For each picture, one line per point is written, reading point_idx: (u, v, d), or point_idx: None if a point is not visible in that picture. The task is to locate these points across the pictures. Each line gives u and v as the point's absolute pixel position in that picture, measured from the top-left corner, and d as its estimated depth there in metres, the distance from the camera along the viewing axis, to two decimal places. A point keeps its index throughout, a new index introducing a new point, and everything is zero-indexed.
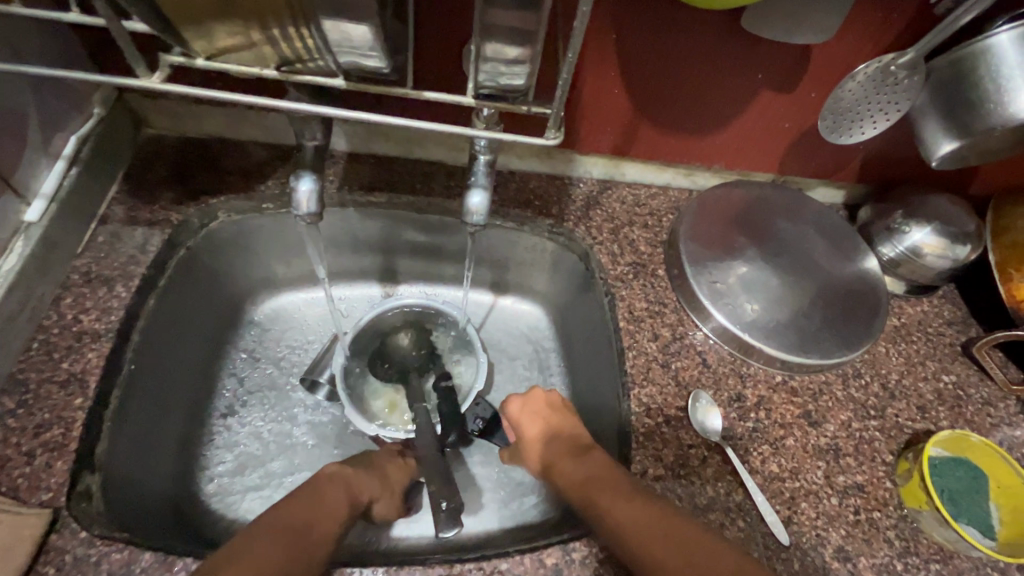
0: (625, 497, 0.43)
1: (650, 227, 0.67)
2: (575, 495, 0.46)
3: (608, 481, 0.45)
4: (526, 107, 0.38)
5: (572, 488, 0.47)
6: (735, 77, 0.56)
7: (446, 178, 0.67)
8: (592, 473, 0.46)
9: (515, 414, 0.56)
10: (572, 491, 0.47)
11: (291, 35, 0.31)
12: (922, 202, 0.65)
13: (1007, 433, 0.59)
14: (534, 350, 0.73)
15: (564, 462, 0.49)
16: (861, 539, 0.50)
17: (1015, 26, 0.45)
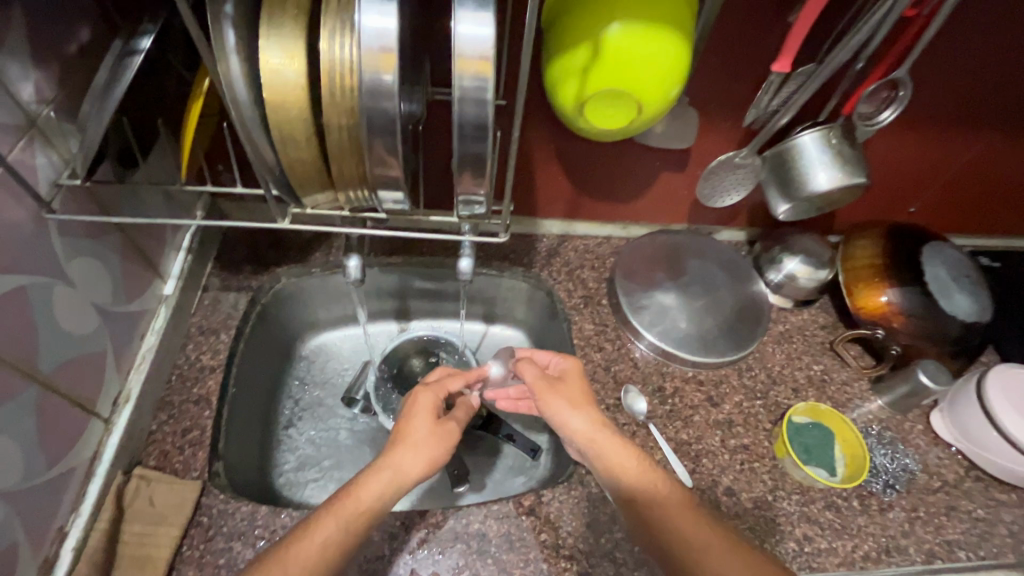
0: (689, 512, 0.57)
1: (596, 267, 0.91)
2: (641, 492, 0.59)
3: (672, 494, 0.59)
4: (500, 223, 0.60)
5: (633, 482, 0.60)
6: (643, 165, 0.81)
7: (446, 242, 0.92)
8: (658, 483, 0.60)
9: (567, 367, 0.69)
10: (638, 487, 0.59)
11: (358, 194, 0.49)
12: (792, 239, 0.89)
13: (858, 404, 0.81)
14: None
15: (630, 461, 0.61)
16: (745, 481, 0.71)
17: (810, 131, 0.69)
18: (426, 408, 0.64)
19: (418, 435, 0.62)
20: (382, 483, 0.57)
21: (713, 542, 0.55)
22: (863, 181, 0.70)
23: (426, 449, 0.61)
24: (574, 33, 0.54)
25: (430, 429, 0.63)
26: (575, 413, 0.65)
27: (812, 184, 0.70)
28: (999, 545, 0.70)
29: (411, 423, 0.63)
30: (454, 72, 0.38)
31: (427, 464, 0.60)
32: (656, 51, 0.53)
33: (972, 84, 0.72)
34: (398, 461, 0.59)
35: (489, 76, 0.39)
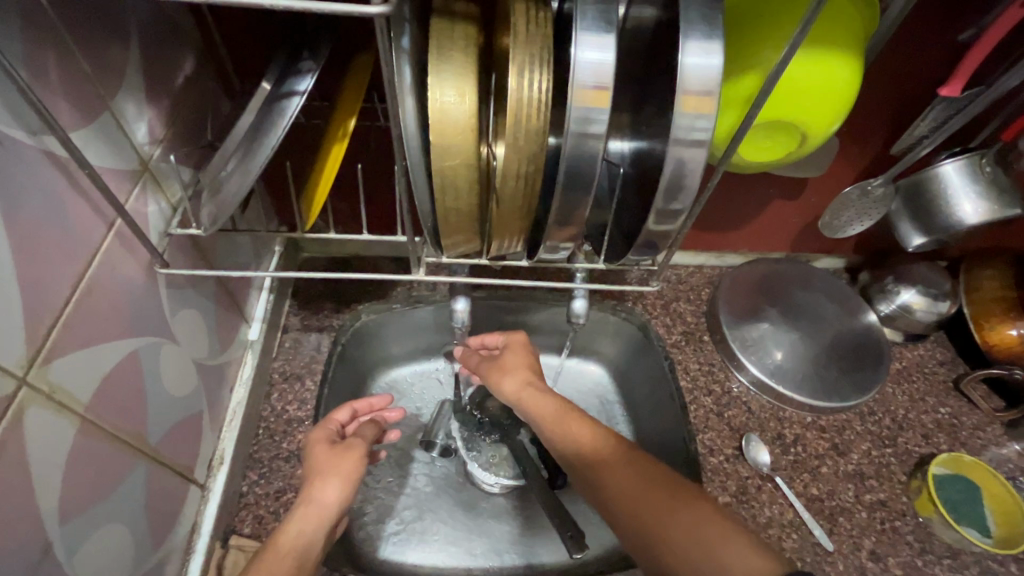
0: (625, 470, 0.49)
1: (693, 300, 0.85)
2: (584, 459, 0.53)
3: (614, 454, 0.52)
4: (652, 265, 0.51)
5: (591, 451, 0.53)
6: (756, 192, 0.75)
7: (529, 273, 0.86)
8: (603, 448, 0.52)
9: (508, 339, 0.68)
10: (579, 455, 0.53)
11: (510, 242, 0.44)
12: (908, 269, 0.83)
13: (995, 451, 0.74)
14: (604, 404, 0.89)
15: (576, 423, 0.56)
16: (889, 543, 0.65)
17: (957, 159, 0.63)
18: (319, 435, 0.55)
19: (323, 462, 0.52)
20: (298, 518, 0.48)
21: (703, 527, 0.42)
22: (1018, 212, 0.64)
23: (341, 472, 0.51)
24: (736, 58, 0.47)
25: (333, 449, 0.53)
26: (508, 382, 0.63)
27: (959, 216, 0.65)
28: None
29: (312, 457, 0.53)
30: (674, 109, 0.34)
31: (345, 484, 0.51)
32: (835, 78, 0.47)
33: None
34: (316, 492, 0.49)
35: (712, 114, 0.33)
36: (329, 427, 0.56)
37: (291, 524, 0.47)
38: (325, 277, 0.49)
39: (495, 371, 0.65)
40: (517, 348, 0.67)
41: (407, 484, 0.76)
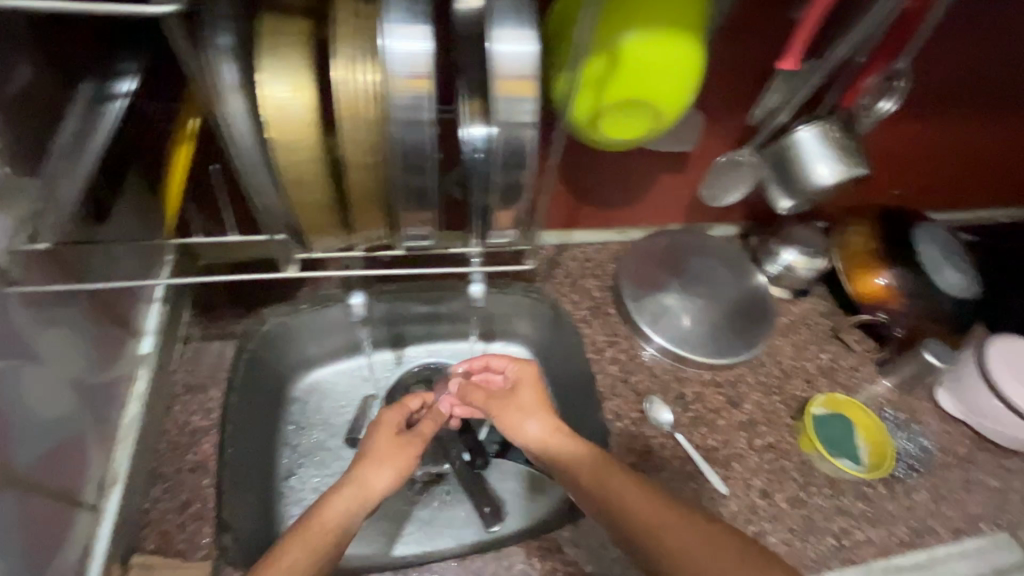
0: (630, 484, 0.57)
1: (599, 276, 0.89)
2: (586, 481, 0.60)
3: (603, 464, 0.60)
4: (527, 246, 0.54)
5: (580, 473, 0.61)
6: (644, 168, 0.79)
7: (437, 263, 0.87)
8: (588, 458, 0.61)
9: (520, 373, 0.69)
10: (583, 477, 0.60)
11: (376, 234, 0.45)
12: (788, 230, 0.90)
13: (868, 388, 0.83)
14: None
15: (573, 444, 0.63)
16: (777, 481, 0.71)
17: (809, 125, 0.69)
18: (387, 429, 0.65)
19: (384, 452, 0.63)
20: (344, 495, 0.58)
21: (671, 519, 0.54)
22: (862, 171, 0.70)
23: (391, 462, 0.62)
24: (587, 41, 0.51)
25: (393, 441, 0.64)
26: (529, 421, 0.66)
27: (815, 178, 0.71)
28: (1015, 514, 0.73)
29: (374, 444, 0.63)
30: (494, 94, 0.38)
31: (394, 471, 0.61)
32: (676, 57, 0.51)
33: (940, 67, 0.76)
34: (367, 478, 0.60)
35: (530, 96, 0.38)
36: (398, 413, 0.67)
37: (336, 500, 0.58)
38: (204, 285, 0.50)
39: (513, 406, 0.67)
40: (523, 378, 0.69)
41: (332, 482, 0.80)
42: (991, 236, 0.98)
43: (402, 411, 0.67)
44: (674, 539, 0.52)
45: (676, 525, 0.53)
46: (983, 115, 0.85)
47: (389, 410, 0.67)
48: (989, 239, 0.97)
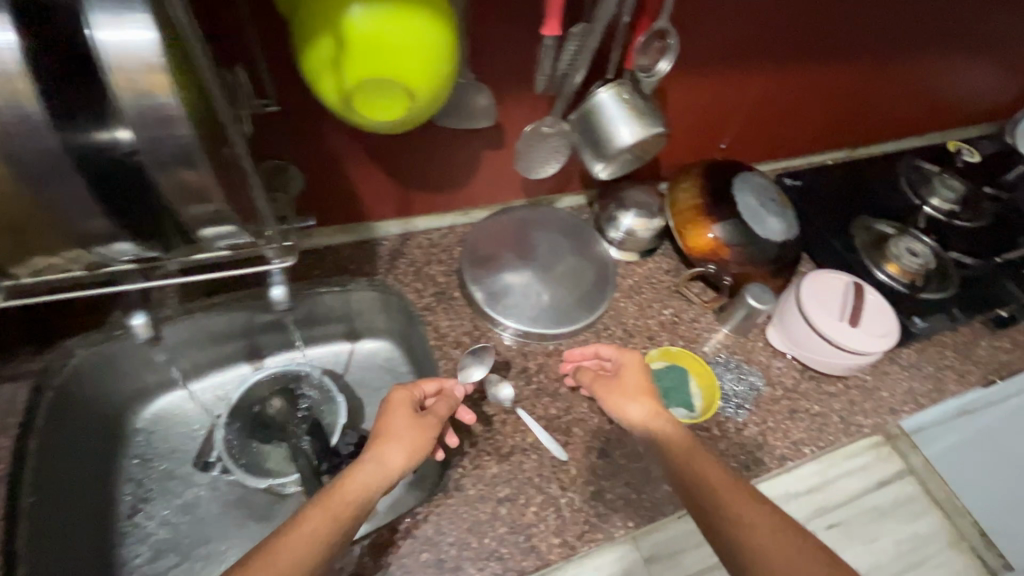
0: (709, 461, 0.58)
1: (444, 260, 0.88)
2: (680, 454, 0.60)
3: (685, 446, 0.60)
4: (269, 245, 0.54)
5: (681, 450, 0.60)
6: (463, 152, 0.78)
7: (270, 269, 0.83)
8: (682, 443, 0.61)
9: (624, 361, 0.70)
10: (676, 450, 0.60)
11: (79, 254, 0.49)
12: (625, 195, 0.92)
13: (706, 336, 0.87)
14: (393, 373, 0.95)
15: (671, 422, 0.64)
16: (615, 439, 0.73)
17: (606, 87, 0.69)
18: (403, 405, 0.63)
19: (397, 428, 0.61)
20: (367, 473, 0.56)
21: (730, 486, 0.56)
22: (661, 129, 0.72)
23: (407, 441, 0.60)
24: (314, 18, 0.48)
25: (410, 420, 0.62)
26: (636, 405, 0.66)
27: (618, 138, 0.71)
28: (833, 434, 0.79)
29: (392, 419, 0.62)
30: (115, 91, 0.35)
31: (411, 451, 0.59)
32: (411, 35, 0.49)
33: (738, 25, 0.78)
34: (382, 453, 0.58)
35: (163, 93, 0.36)
36: (411, 392, 0.65)
37: (360, 476, 0.55)
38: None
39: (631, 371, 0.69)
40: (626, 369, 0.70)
41: (185, 511, 0.78)
42: (813, 178, 1.05)
43: (411, 393, 0.65)
44: (716, 494, 0.55)
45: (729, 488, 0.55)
46: (792, 68, 0.89)
47: (396, 390, 0.65)
48: (813, 182, 1.04)
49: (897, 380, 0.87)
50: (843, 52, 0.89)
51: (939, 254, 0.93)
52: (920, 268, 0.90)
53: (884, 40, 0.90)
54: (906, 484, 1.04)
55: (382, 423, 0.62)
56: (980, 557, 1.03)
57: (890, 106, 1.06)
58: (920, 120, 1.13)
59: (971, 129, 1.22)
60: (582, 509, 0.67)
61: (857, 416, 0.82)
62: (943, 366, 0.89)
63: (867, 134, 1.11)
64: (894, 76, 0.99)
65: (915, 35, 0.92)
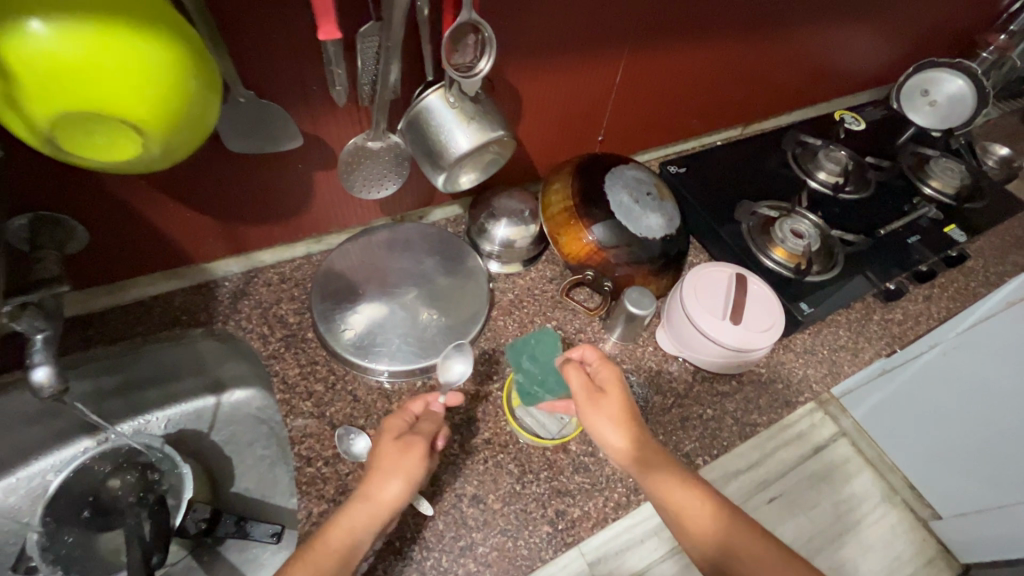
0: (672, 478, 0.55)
1: (295, 298, 0.78)
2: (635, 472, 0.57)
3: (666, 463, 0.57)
4: None
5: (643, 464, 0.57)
6: (284, 177, 0.67)
7: (81, 329, 0.71)
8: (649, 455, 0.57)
9: (604, 379, 0.62)
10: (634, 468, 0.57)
11: None
12: (495, 203, 0.84)
13: (592, 348, 0.81)
14: (269, 423, 0.85)
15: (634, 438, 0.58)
16: (489, 481, 0.66)
17: (433, 90, 0.61)
18: (390, 431, 0.58)
19: (385, 460, 0.55)
20: (352, 508, 0.52)
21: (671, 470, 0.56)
22: (503, 135, 0.64)
23: (396, 471, 0.54)
24: None
25: (398, 449, 0.56)
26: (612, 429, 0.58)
27: (453, 146, 0.63)
28: (727, 437, 0.75)
29: (377, 451, 0.56)
30: None
31: (397, 479, 0.54)
32: (126, 56, 0.40)
33: (582, 13, 0.70)
34: (370, 491, 0.53)
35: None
36: (402, 418, 0.60)
37: (345, 514, 0.52)
38: None
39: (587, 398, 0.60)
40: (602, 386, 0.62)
41: None
42: (700, 160, 1.00)
43: (398, 419, 0.60)
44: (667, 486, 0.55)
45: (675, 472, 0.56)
46: (656, 52, 0.82)
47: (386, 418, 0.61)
48: (698, 166, 0.98)
49: (792, 369, 0.83)
50: (707, 31, 0.83)
51: (825, 232, 0.90)
52: (806, 249, 0.86)
53: (750, 15, 0.85)
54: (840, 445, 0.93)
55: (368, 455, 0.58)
56: (910, 508, 0.92)
57: (770, 82, 1.02)
58: (805, 91, 1.10)
59: (856, 95, 1.21)
60: (450, 569, 0.60)
61: (752, 414, 0.78)
62: (837, 348, 0.87)
63: (751, 111, 1.07)
64: (769, 52, 0.95)
65: (783, 7, 0.87)
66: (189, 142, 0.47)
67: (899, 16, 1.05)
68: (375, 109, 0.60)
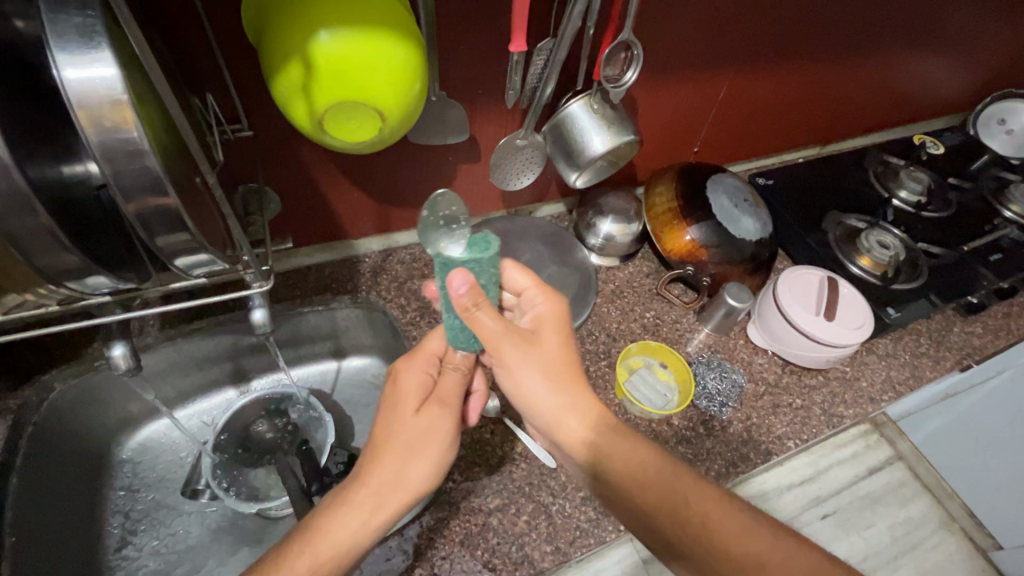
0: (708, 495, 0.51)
1: (426, 275, 0.89)
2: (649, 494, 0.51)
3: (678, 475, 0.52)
4: (246, 272, 0.53)
5: (648, 481, 0.52)
6: (439, 166, 0.78)
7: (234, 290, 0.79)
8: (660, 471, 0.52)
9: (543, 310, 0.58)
10: (643, 485, 0.52)
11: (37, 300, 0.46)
12: (603, 202, 0.93)
13: (687, 336, 0.89)
14: None
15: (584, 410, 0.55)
16: None
17: (576, 98, 0.71)
18: (436, 434, 0.53)
19: (408, 438, 0.52)
20: (360, 500, 0.49)
21: (673, 473, 0.52)
22: (634, 138, 0.73)
23: (426, 452, 0.52)
24: (281, 48, 0.48)
25: (427, 420, 0.53)
26: (559, 399, 0.55)
27: (589, 147, 0.72)
28: (816, 426, 0.81)
29: (398, 415, 0.54)
30: (83, 117, 0.32)
31: (414, 459, 0.51)
32: (378, 57, 0.49)
33: (705, 38, 0.80)
34: (381, 473, 0.51)
35: (132, 128, 0.33)
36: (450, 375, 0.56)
37: (351, 508, 0.49)
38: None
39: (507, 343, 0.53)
40: (540, 316, 0.58)
41: (178, 539, 0.77)
42: (785, 174, 1.07)
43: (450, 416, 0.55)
44: (659, 487, 0.51)
45: (675, 480, 0.52)
46: (758, 72, 0.91)
47: (426, 415, 0.53)
48: (784, 179, 1.06)
49: (875, 370, 0.89)
50: (804, 57, 0.92)
51: (909, 245, 0.96)
52: (891, 259, 0.92)
53: (846, 40, 0.92)
54: (895, 469, 1.07)
55: (392, 454, 0.51)
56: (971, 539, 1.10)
57: (854, 103, 1.09)
58: (885, 114, 1.16)
59: (934, 121, 1.26)
60: (573, 515, 0.68)
61: (838, 407, 0.84)
62: (919, 354, 0.92)
63: (833, 132, 1.14)
64: (857, 75, 1.02)
65: (875, 35, 0.94)
66: (398, 132, 0.56)
67: (985, 47, 1.10)
68: (533, 112, 0.70)
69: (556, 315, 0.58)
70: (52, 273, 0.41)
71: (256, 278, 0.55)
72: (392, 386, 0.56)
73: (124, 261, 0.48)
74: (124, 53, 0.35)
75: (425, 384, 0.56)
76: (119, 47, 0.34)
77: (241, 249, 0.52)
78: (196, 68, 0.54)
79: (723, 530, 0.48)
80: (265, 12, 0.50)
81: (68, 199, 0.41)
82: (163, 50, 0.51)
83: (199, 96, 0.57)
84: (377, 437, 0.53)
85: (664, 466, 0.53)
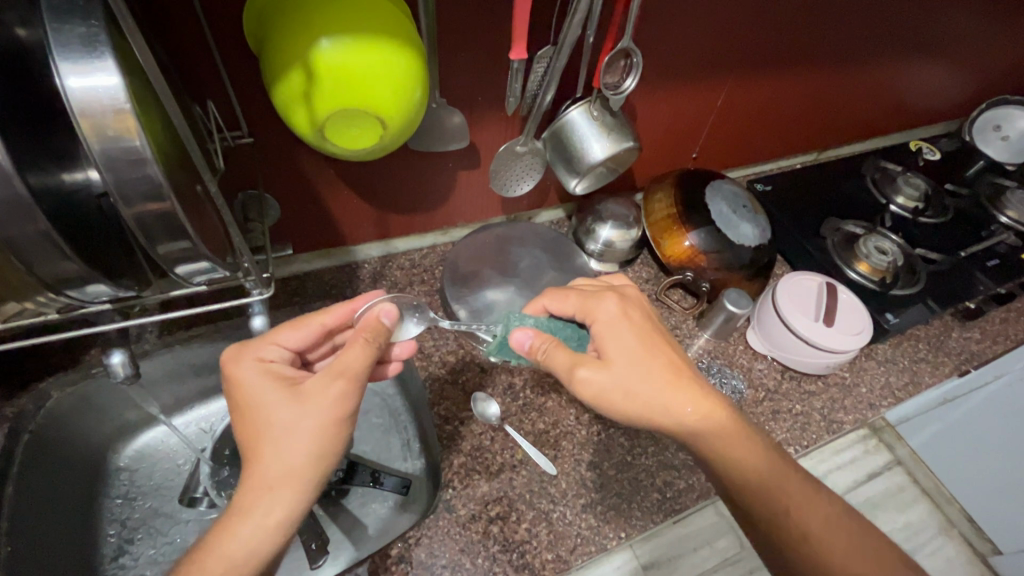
0: (808, 491, 0.52)
1: (425, 281, 0.89)
2: (756, 485, 0.52)
3: (781, 470, 0.53)
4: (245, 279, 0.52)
5: (753, 470, 0.53)
6: (438, 172, 0.78)
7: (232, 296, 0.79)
8: (766, 464, 0.53)
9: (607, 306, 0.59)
10: (751, 477, 0.52)
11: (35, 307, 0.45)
12: (602, 208, 0.93)
13: (687, 342, 0.89)
14: None
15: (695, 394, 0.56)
16: (603, 451, 0.74)
17: (575, 105, 0.71)
18: (329, 412, 0.49)
19: (284, 423, 0.48)
20: (245, 501, 0.46)
21: (779, 475, 0.52)
22: (633, 145, 0.73)
23: (304, 430, 0.48)
24: (282, 57, 0.49)
25: (296, 400, 0.49)
26: (648, 386, 0.55)
27: (588, 154, 0.72)
28: (816, 431, 0.82)
29: (263, 406, 0.50)
30: (86, 125, 0.32)
31: (294, 443, 0.48)
32: (380, 65, 0.49)
33: (703, 46, 0.80)
34: (262, 471, 0.47)
35: (135, 137, 0.33)
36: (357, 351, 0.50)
37: (239, 511, 0.46)
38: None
39: (583, 365, 0.56)
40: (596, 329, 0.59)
41: (175, 548, 0.77)
42: (783, 180, 1.08)
43: (350, 387, 0.49)
44: (766, 475, 0.52)
45: (782, 477, 0.52)
46: (756, 80, 0.91)
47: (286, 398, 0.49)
48: (782, 186, 1.07)
49: (874, 375, 0.89)
50: (802, 64, 0.92)
51: (907, 251, 0.97)
52: (889, 265, 0.93)
53: (843, 48, 0.93)
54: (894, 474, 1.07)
55: (266, 449, 0.48)
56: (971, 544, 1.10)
57: (851, 110, 1.09)
58: (881, 121, 1.17)
59: (930, 128, 1.26)
60: (574, 522, 0.68)
61: (838, 412, 0.84)
62: (918, 359, 0.92)
63: (829, 138, 1.15)
64: (854, 82, 1.02)
65: (872, 44, 0.95)
66: (400, 138, 0.56)
67: (979, 55, 1.11)
68: (532, 120, 0.70)
69: (618, 325, 0.58)
70: (51, 280, 0.41)
71: (255, 284, 0.54)
72: (234, 393, 0.52)
73: (122, 268, 0.48)
74: (124, 61, 0.35)
75: (274, 375, 0.52)
76: (121, 55, 0.34)
77: (241, 256, 0.51)
78: (196, 76, 0.55)
79: (820, 533, 0.49)
80: (267, 21, 0.50)
81: (68, 206, 0.41)
82: (163, 59, 0.51)
83: (199, 104, 0.57)
84: (246, 439, 0.49)
85: (772, 461, 0.53)
